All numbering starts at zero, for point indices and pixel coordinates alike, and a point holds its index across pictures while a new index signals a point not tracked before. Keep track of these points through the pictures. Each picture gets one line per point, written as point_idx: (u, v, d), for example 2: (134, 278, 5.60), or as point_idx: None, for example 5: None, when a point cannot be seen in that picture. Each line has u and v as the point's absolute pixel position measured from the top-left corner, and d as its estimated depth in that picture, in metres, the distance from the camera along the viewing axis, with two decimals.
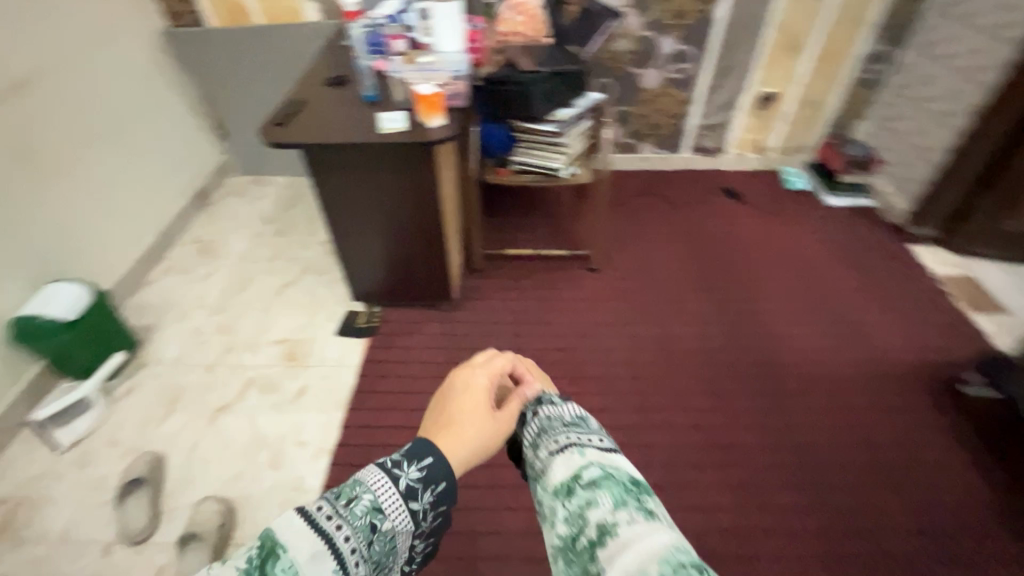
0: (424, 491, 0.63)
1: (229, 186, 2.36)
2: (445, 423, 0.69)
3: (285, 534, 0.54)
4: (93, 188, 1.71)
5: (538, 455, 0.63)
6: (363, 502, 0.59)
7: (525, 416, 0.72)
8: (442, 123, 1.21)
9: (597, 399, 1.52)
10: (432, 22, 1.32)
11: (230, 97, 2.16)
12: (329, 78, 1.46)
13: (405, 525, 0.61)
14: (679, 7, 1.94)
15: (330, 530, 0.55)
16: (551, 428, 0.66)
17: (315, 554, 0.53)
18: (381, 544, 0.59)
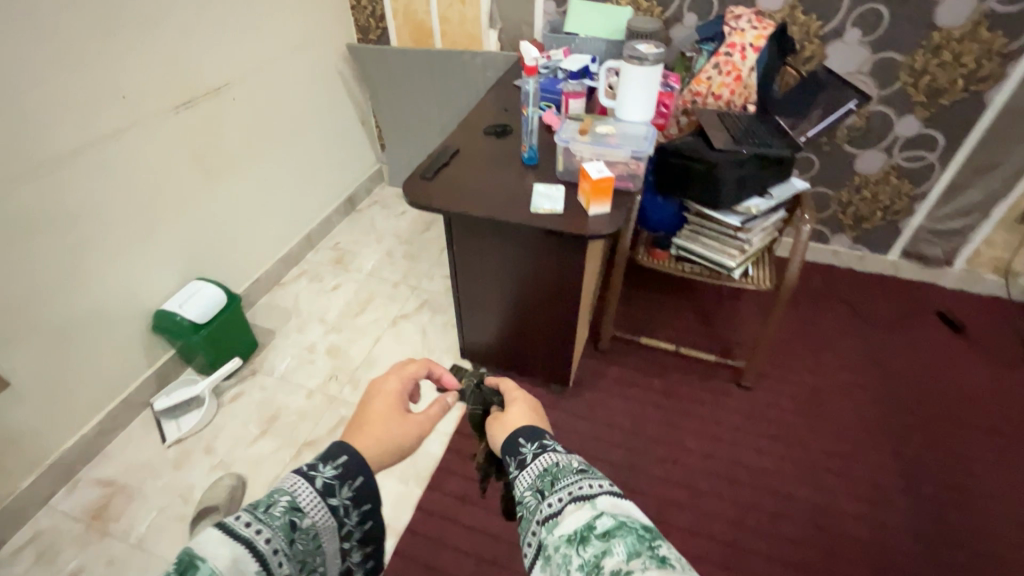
0: (341, 487, 0.73)
1: (377, 196, 2.38)
2: (364, 423, 0.82)
3: (206, 546, 0.60)
4: (257, 188, 1.79)
5: (546, 498, 0.69)
6: (282, 506, 0.67)
7: (522, 450, 0.79)
8: (603, 213, 1.00)
9: (713, 570, 1.21)
10: (622, 86, 1.09)
11: (396, 112, 2.16)
12: (491, 124, 1.31)
13: (323, 523, 0.70)
14: (936, 83, 1.50)
15: (250, 537, 0.63)
16: (554, 474, 0.72)
17: (236, 557, 0.61)
18: (304, 542, 0.68)
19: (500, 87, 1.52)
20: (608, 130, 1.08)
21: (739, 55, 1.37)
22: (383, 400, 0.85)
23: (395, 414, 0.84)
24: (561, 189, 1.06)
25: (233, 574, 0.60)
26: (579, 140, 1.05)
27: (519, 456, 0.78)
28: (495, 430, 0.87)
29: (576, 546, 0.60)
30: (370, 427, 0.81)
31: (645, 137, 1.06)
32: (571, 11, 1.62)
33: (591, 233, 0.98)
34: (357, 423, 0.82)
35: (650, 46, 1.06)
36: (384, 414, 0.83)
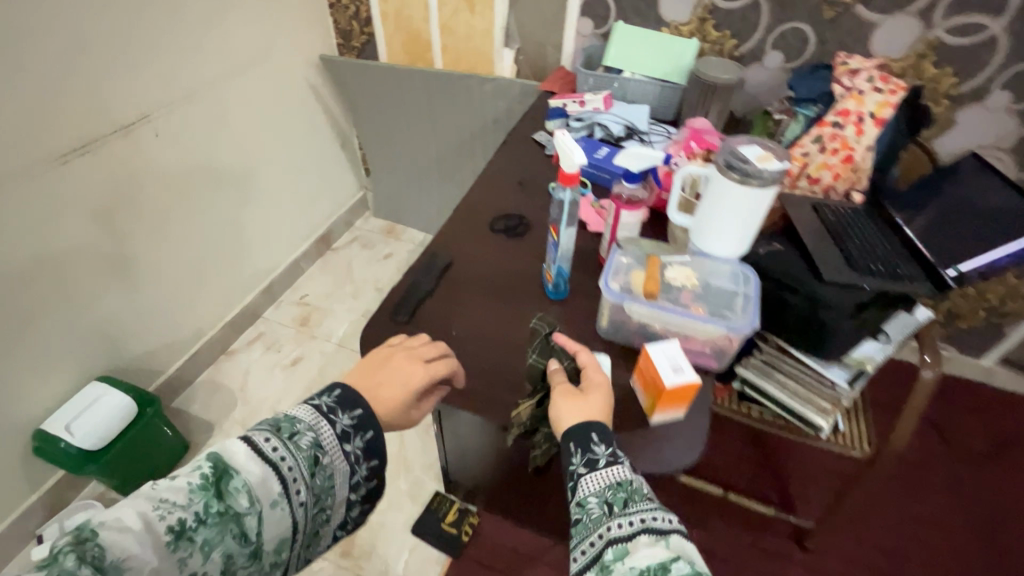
0: (356, 437, 0.61)
1: (358, 231, 1.98)
2: (377, 389, 0.64)
3: (235, 457, 0.54)
4: (197, 242, 1.39)
5: (611, 514, 0.52)
6: (306, 440, 0.57)
7: (589, 448, 0.57)
8: (668, 420, 0.63)
9: None
10: (712, 210, 0.70)
11: (383, 138, 1.76)
12: (500, 215, 0.93)
13: (341, 465, 0.60)
14: None
15: (274, 462, 0.55)
16: (627, 493, 0.53)
17: (264, 477, 0.54)
18: (320, 481, 0.58)
19: (515, 142, 1.12)
20: (687, 282, 0.69)
21: (854, 127, 0.98)
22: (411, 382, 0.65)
23: (406, 404, 0.64)
24: (605, 363, 0.68)
25: (261, 492, 0.53)
26: (645, 302, 0.66)
27: (586, 454, 0.56)
28: (558, 405, 0.61)
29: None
30: (377, 402, 0.63)
31: (744, 298, 0.68)
32: (616, 39, 1.22)
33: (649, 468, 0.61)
34: (370, 385, 0.64)
35: (767, 153, 0.67)
36: (398, 399, 0.63)
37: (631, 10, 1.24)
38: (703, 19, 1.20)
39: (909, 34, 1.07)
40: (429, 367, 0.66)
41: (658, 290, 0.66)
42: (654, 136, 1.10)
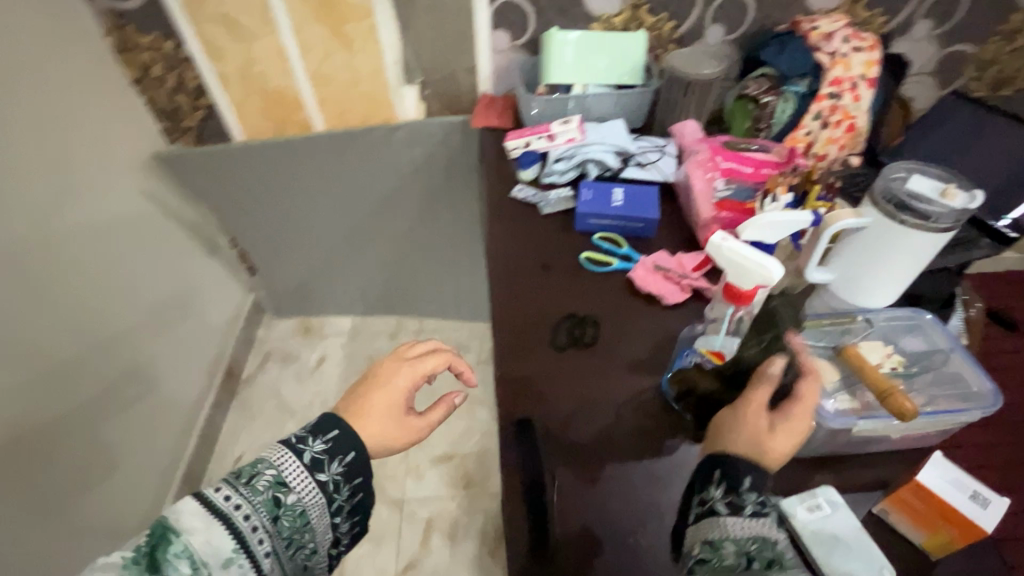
0: (333, 462, 0.55)
1: (268, 345, 1.57)
2: (368, 399, 0.61)
3: (180, 520, 0.49)
4: (49, 483, 0.94)
5: (749, 566, 0.44)
6: (266, 480, 0.53)
7: (738, 486, 0.47)
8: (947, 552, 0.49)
9: None
10: (882, 261, 0.55)
11: (265, 230, 1.37)
12: (556, 323, 0.71)
13: (316, 498, 0.54)
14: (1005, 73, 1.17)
15: (228, 514, 0.50)
16: (771, 552, 0.44)
17: (213, 536, 0.49)
18: (289, 521, 0.53)
19: (493, 211, 0.89)
20: (892, 363, 0.53)
21: (851, 94, 0.90)
22: (399, 391, 0.62)
23: (397, 414, 0.61)
24: (836, 498, 0.51)
25: (207, 555, 0.48)
26: (906, 422, 0.47)
27: (734, 491, 0.46)
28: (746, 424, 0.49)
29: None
30: (362, 416, 0.59)
31: (954, 355, 0.54)
32: (554, 49, 0.99)
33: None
34: (354, 403, 0.61)
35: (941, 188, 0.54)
36: (386, 407, 0.60)
37: (552, 11, 1.03)
38: (637, 5, 1.03)
39: None
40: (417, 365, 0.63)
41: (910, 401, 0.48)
42: (649, 153, 0.92)
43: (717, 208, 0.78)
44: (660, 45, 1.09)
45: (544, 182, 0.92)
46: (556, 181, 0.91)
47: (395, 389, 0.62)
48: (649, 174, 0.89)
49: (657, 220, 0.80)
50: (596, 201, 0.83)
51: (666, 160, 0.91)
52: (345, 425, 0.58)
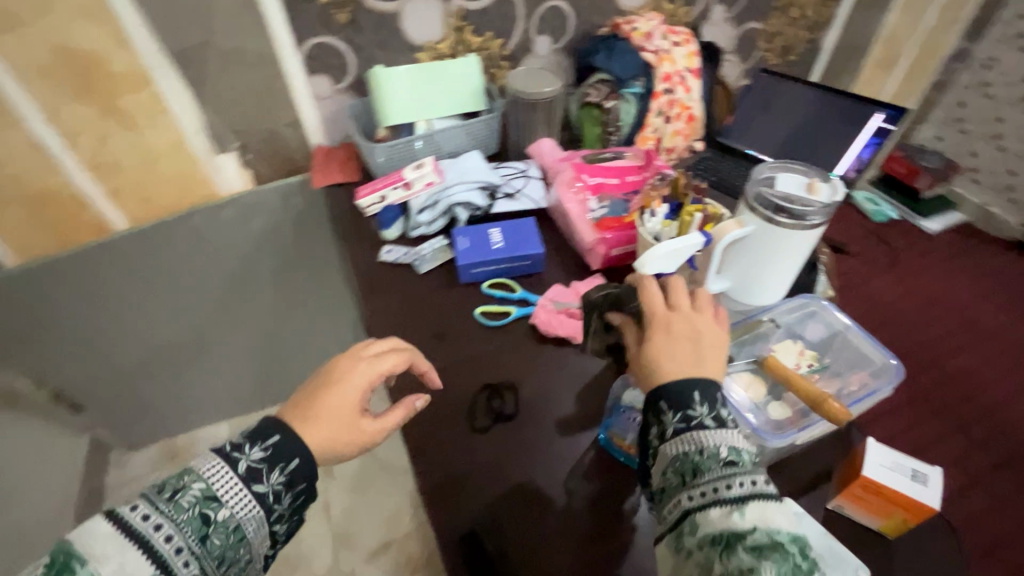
0: (274, 471, 0.44)
1: (125, 491, 1.27)
2: (318, 403, 0.48)
3: (85, 544, 0.37)
4: None
5: (681, 485, 0.40)
6: (192, 494, 0.41)
7: (658, 415, 0.43)
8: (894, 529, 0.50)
9: None
10: (773, 261, 0.54)
11: (80, 358, 1.10)
12: (471, 400, 0.63)
13: (254, 511, 0.42)
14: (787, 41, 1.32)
15: (145, 537, 0.38)
16: (700, 463, 0.40)
17: (126, 563, 0.37)
18: (222, 541, 0.41)
19: (364, 284, 0.78)
20: (807, 359, 0.54)
21: (681, 86, 0.94)
22: (358, 390, 0.50)
23: (351, 412, 0.49)
24: None
25: None
26: (842, 425, 0.47)
27: (655, 420, 0.43)
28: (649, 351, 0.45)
29: (711, 564, 0.36)
30: (310, 423, 0.47)
31: (851, 332, 0.56)
32: (384, 87, 0.90)
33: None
34: (297, 406, 0.49)
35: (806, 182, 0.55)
36: (337, 408, 0.49)
37: (371, 46, 0.94)
38: (460, 27, 0.97)
39: None
40: (378, 359, 0.53)
41: (838, 401, 0.48)
42: (513, 181, 0.87)
43: (600, 230, 0.74)
44: (493, 64, 1.05)
45: (413, 236, 0.83)
46: (426, 233, 0.83)
47: (349, 395, 0.49)
48: (521, 204, 0.83)
49: (542, 252, 0.75)
50: (475, 247, 0.75)
51: (532, 185, 0.86)
52: (290, 432, 0.46)
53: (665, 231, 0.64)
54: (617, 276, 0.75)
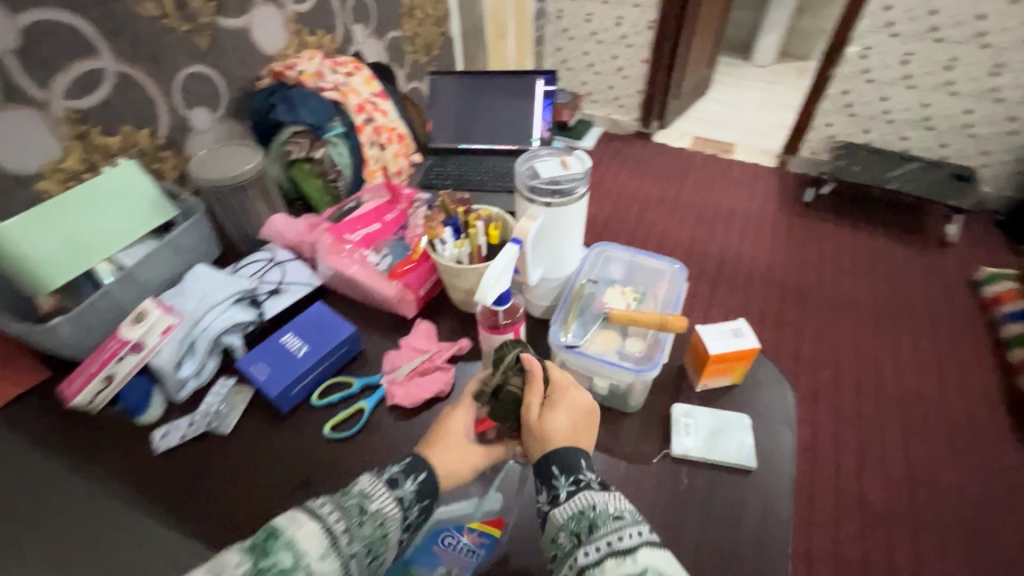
0: (408, 479, 0.48)
1: None
2: (445, 425, 0.53)
3: (287, 519, 0.42)
4: None
5: (578, 546, 0.42)
6: (353, 491, 0.46)
7: (550, 478, 0.46)
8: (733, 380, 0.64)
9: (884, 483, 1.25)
10: (568, 233, 0.60)
11: None
12: None
13: (394, 512, 0.46)
14: (422, 42, 1.46)
15: (324, 520, 0.43)
16: (595, 521, 0.42)
17: (314, 537, 0.41)
18: (370, 532, 0.44)
19: (156, 488, 0.57)
20: (629, 295, 0.62)
21: (374, 112, 0.94)
22: (463, 420, 0.53)
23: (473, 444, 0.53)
24: (684, 408, 0.61)
25: (306, 551, 0.41)
26: (684, 330, 0.57)
27: (548, 488, 0.46)
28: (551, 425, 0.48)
29: None
30: (437, 449, 0.51)
31: (636, 259, 0.68)
32: (11, 249, 0.63)
33: (793, 401, 0.63)
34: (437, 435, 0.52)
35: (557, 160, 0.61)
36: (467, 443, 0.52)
37: None
38: (83, 133, 0.75)
39: (275, 21, 0.99)
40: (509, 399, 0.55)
41: (670, 314, 0.58)
42: (267, 277, 0.74)
43: (396, 277, 0.70)
44: (154, 158, 0.86)
45: (182, 399, 0.64)
46: (197, 386, 0.65)
47: (464, 421, 0.53)
48: (294, 294, 0.72)
49: (355, 329, 0.67)
50: (280, 367, 0.62)
51: (291, 268, 0.76)
52: (423, 453, 0.51)
53: (463, 252, 0.65)
54: (435, 310, 0.73)
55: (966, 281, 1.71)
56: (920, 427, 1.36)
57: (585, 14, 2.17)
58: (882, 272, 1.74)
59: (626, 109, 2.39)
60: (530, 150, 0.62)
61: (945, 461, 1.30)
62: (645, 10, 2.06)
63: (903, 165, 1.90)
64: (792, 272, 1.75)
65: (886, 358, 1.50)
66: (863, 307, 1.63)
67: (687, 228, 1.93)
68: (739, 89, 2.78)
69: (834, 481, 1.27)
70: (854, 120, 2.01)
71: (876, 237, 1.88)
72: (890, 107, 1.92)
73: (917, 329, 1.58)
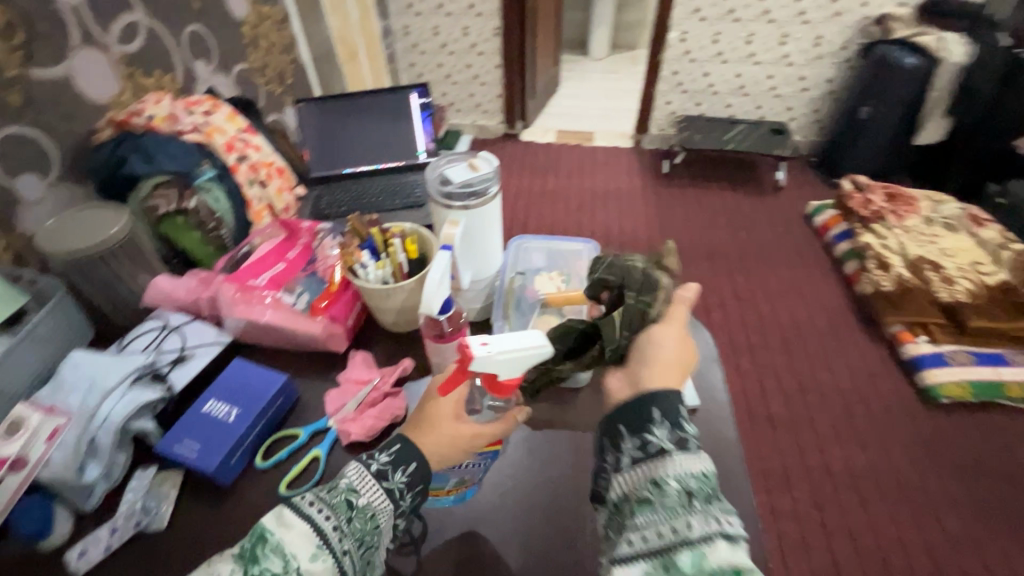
0: (397, 471, 0.48)
1: None
2: (427, 402, 0.51)
3: (277, 520, 0.44)
4: None
5: (692, 502, 0.40)
6: (341, 487, 0.46)
7: (673, 420, 0.44)
8: None
9: (783, 396, 1.45)
10: (489, 233, 0.61)
11: None
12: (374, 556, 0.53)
13: (384, 504, 0.47)
14: (274, 73, 1.39)
15: (312, 520, 0.44)
16: (713, 488, 0.42)
17: (303, 537, 0.43)
18: (362, 525, 0.45)
19: None
20: (557, 279, 0.66)
21: (247, 149, 0.88)
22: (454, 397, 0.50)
23: (458, 417, 0.50)
24: None
25: (297, 550, 0.42)
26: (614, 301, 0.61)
27: (672, 432, 0.44)
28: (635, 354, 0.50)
29: None
30: (428, 427, 0.49)
31: (552, 246, 0.72)
32: None
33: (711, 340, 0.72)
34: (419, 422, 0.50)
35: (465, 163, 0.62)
36: (454, 420, 0.50)
37: None
38: None
39: (101, 65, 0.88)
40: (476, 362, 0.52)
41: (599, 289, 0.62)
42: (165, 346, 0.66)
43: (317, 315, 0.66)
44: None
45: (93, 507, 0.55)
46: (109, 487, 0.56)
47: (446, 397, 0.50)
48: (203, 356, 0.65)
49: (287, 378, 0.63)
50: (214, 437, 0.56)
51: (191, 330, 0.68)
52: (410, 438, 0.49)
53: (388, 271, 0.64)
54: (366, 339, 0.71)
55: (800, 216, 2.03)
56: (797, 342, 1.59)
57: (431, 27, 2.21)
58: (738, 221, 2.01)
59: (490, 114, 2.46)
60: (434, 159, 0.62)
61: (821, 364, 1.53)
62: (488, 18, 2.16)
63: (732, 129, 2.20)
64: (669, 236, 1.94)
65: (758, 292, 1.73)
66: (732, 254, 1.87)
67: (571, 214, 2.05)
68: (585, 82, 3.01)
69: (747, 405, 1.43)
70: (687, 96, 2.28)
71: (726, 193, 2.15)
72: (713, 81, 2.22)
73: (776, 262, 1.84)
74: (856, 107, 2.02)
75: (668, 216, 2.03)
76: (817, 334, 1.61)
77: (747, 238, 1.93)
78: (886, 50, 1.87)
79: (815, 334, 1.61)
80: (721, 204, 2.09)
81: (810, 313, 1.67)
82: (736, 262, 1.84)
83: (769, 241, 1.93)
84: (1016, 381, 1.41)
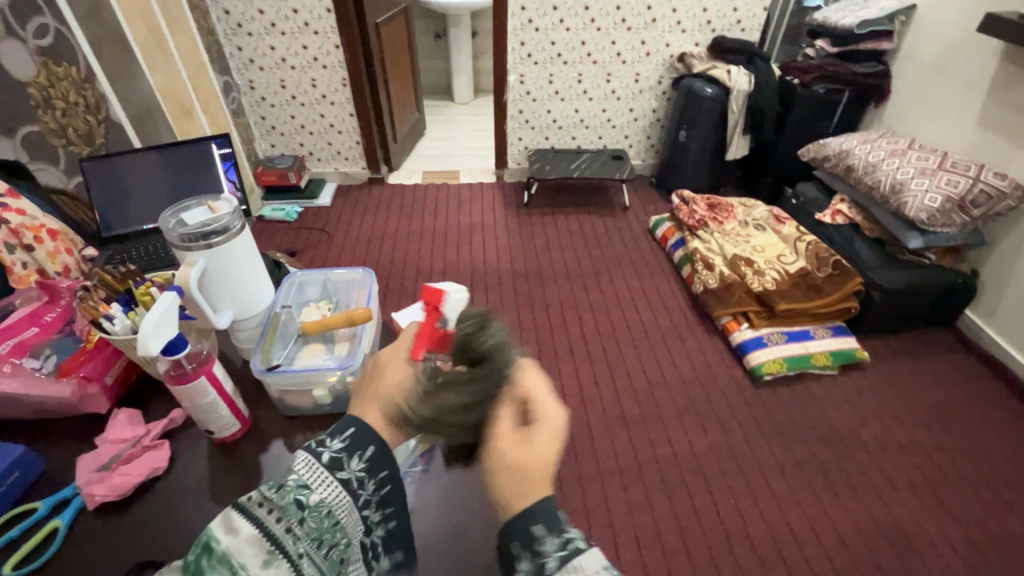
0: (353, 458, 0.48)
1: None
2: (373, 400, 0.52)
3: (225, 526, 0.43)
4: None
5: None
6: (292, 486, 0.46)
7: (544, 538, 0.44)
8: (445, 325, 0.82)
9: (635, 396, 1.55)
10: (240, 270, 0.62)
11: None
12: None
13: (339, 497, 0.47)
14: (77, 134, 1.31)
15: (265, 521, 0.43)
16: None
17: (253, 542, 0.42)
18: (319, 522, 0.45)
19: None
20: (324, 307, 0.68)
21: (9, 213, 0.83)
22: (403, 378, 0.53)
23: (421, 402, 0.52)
24: None
25: (249, 555, 0.41)
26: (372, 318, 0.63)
27: (543, 549, 0.43)
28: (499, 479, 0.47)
29: None
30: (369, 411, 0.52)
31: (328, 276, 0.74)
32: None
33: None
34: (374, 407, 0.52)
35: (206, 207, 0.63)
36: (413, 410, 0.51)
37: None
38: None
39: None
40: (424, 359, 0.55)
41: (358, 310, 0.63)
42: None
43: (68, 375, 0.62)
44: None
45: None
46: None
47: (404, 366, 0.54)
48: None
49: (27, 449, 0.59)
50: None
51: None
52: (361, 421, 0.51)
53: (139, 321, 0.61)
54: (133, 395, 0.68)
55: (645, 231, 2.24)
56: (645, 344, 1.72)
57: (278, 80, 2.22)
58: (591, 241, 2.17)
59: (352, 161, 2.49)
60: (176, 206, 0.64)
61: (667, 361, 1.66)
62: (334, 70, 2.21)
63: (579, 158, 2.40)
64: (529, 261, 2.05)
65: (610, 303, 1.87)
66: (585, 271, 2.01)
67: (435, 250, 2.10)
68: (451, 125, 3.14)
69: (603, 410, 1.51)
70: (536, 131, 2.47)
71: (580, 215, 2.32)
72: (556, 117, 2.42)
73: (625, 274, 2.01)
74: (676, 132, 2.30)
75: (528, 242, 2.15)
76: (662, 334, 1.76)
77: (599, 255, 2.09)
78: (691, 82, 2.17)
79: (661, 334, 1.76)
80: (576, 227, 2.25)
81: (656, 316, 1.82)
82: (590, 279, 1.97)
83: (619, 255, 2.10)
84: (821, 352, 1.63)
